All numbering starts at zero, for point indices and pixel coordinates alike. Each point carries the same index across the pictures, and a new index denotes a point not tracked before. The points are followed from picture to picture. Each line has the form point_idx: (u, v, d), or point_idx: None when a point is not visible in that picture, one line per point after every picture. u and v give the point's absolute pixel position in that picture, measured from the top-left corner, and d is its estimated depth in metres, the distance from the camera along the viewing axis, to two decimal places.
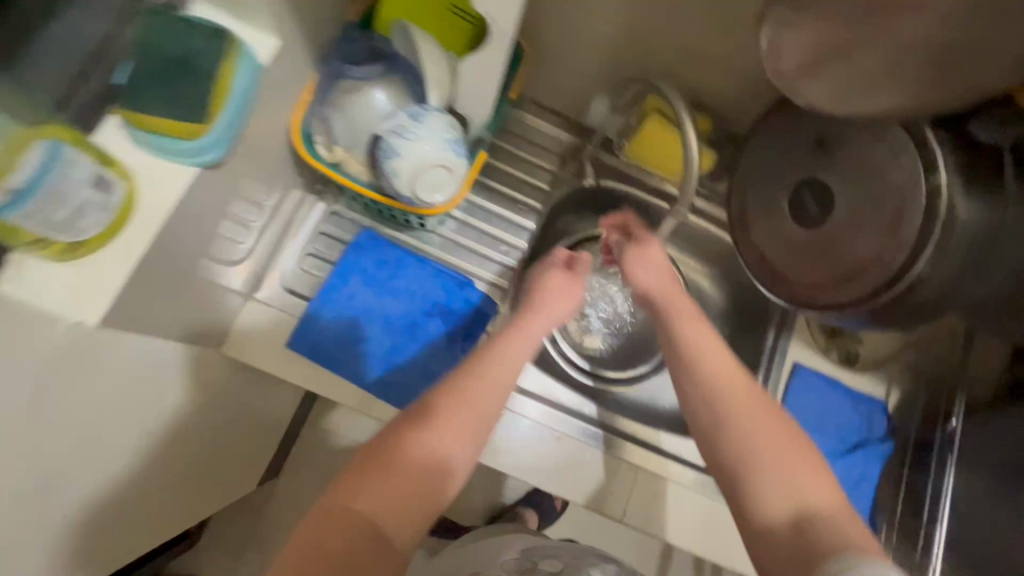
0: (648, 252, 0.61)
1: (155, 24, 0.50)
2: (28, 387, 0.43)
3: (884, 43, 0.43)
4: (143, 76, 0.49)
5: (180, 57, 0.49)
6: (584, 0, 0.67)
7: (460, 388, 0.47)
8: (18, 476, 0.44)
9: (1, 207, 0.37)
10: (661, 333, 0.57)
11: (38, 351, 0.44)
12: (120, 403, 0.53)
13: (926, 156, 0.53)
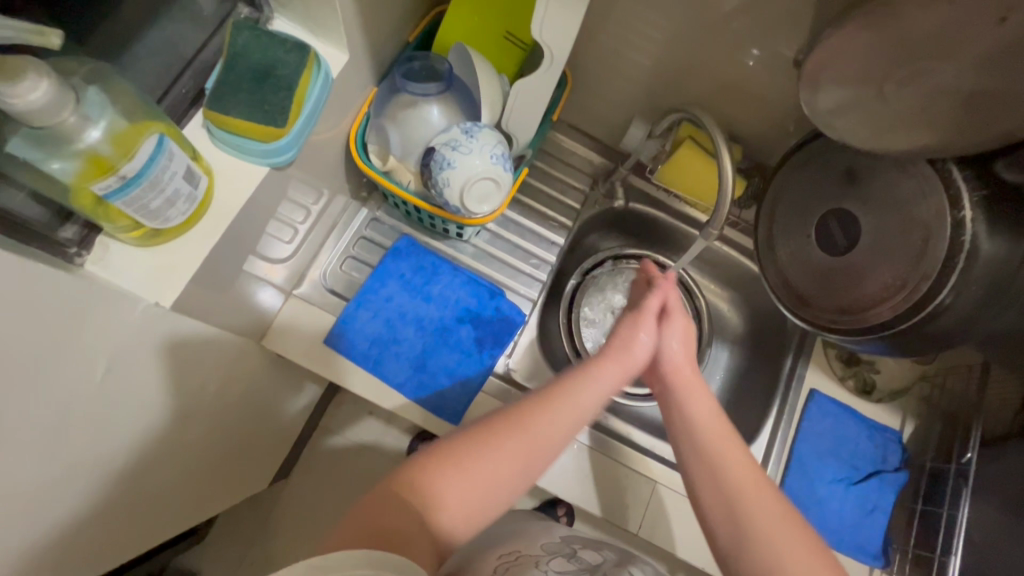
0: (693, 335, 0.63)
1: (245, 35, 0.54)
2: (107, 359, 0.45)
3: (916, 85, 0.47)
4: (229, 81, 0.53)
5: (264, 66, 0.54)
6: (628, 34, 0.72)
7: (501, 447, 0.49)
8: (89, 443, 0.47)
9: (112, 192, 0.41)
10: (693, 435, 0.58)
11: (122, 327, 0.46)
12: (176, 384, 0.56)
13: (951, 190, 0.56)
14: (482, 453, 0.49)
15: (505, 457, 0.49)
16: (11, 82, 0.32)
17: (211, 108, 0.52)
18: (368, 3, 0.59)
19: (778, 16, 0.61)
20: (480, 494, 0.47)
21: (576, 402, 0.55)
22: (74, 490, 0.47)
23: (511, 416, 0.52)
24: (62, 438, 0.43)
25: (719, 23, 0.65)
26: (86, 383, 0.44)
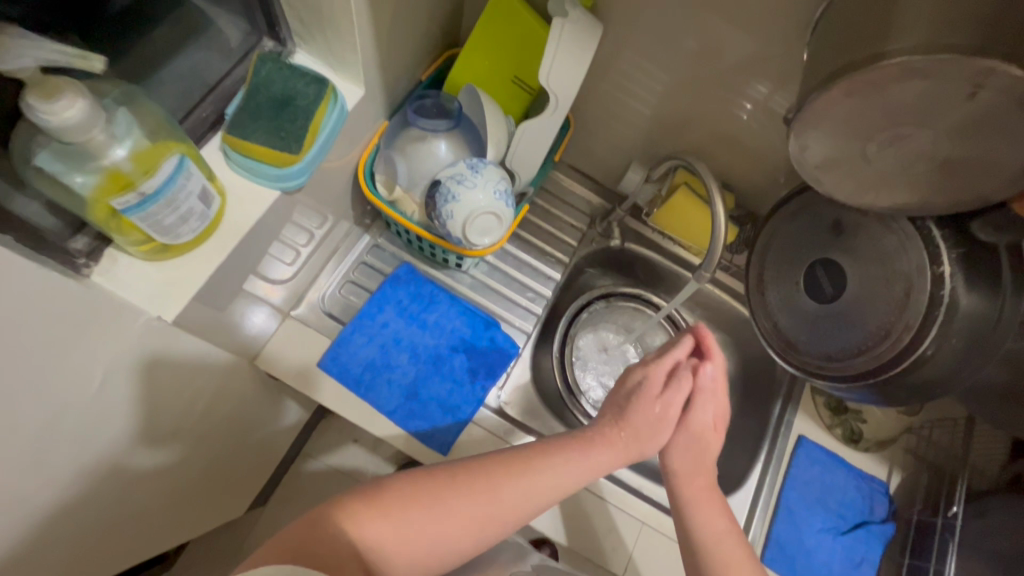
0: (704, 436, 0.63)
1: (268, 66, 0.57)
2: (100, 371, 0.45)
3: (895, 147, 0.51)
4: (249, 108, 0.56)
5: (284, 96, 0.57)
6: (628, 85, 0.76)
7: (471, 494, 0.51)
8: (71, 454, 0.46)
9: (130, 207, 0.42)
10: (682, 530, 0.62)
11: (119, 338, 0.46)
12: (162, 401, 0.55)
13: (929, 244, 0.59)
14: (454, 501, 0.50)
15: (478, 502, 0.51)
16: (47, 100, 0.34)
17: (231, 133, 0.55)
18: (386, 43, 0.62)
19: (769, 74, 0.65)
20: (449, 532, 0.49)
21: (557, 483, 0.55)
22: (49, 505, 0.46)
23: (491, 473, 0.53)
24: (46, 448, 0.43)
25: (715, 79, 0.70)
26: (78, 392, 0.44)
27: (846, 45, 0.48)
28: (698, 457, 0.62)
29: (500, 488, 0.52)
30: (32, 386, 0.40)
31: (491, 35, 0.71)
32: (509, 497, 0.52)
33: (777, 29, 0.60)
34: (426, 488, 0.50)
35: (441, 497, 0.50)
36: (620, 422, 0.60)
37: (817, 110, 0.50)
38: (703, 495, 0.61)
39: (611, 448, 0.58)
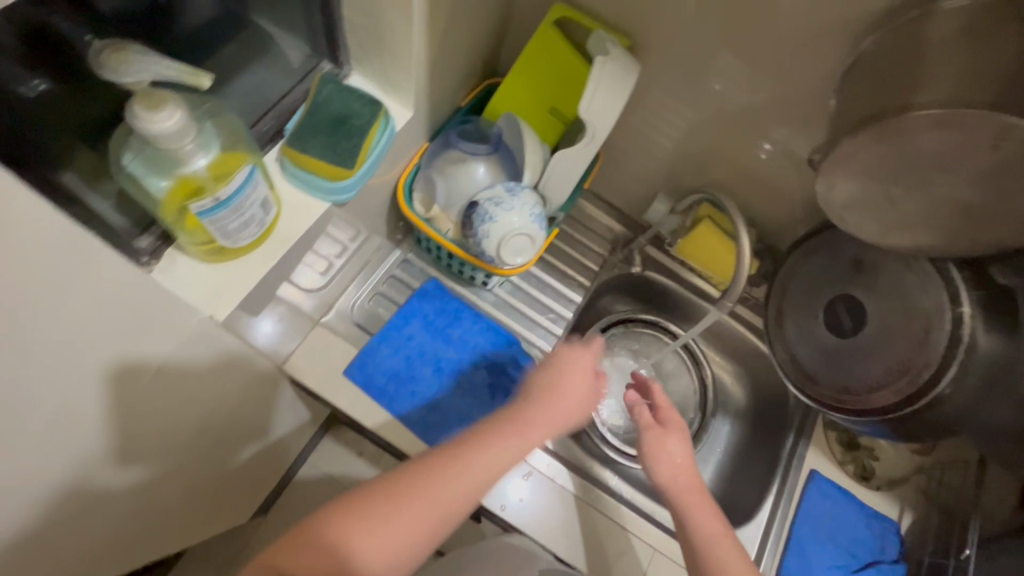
0: (667, 444, 0.67)
1: (329, 87, 0.61)
2: (149, 370, 0.46)
3: (919, 191, 0.54)
4: (309, 125, 0.60)
5: (341, 116, 0.61)
6: (658, 120, 0.80)
7: (420, 492, 0.52)
8: (115, 441, 0.47)
9: (204, 211, 0.45)
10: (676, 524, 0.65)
11: (174, 336, 0.47)
12: (198, 398, 0.56)
13: (950, 285, 0.62)
14: (405, 502, 0.51)
15: (420, 519, 0.51)
16: (151, 110, 0.38)
17: (291, 146, 0.58)
18: (437, 70, 0.66)
19: (795, 118, 0.69)
20: (402, 558, 0.50)
21: (502, 467, 0.55)
22: (95, 489, 0.48)
23: (428, 485, 0.52)
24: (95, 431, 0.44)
25: (742, 119, 0.73)
26: (136, 381, 0.45)
27: (872, 95, 0.52)
28: (668, 459, 0.67)
29: (424, 515, 0.51)
30: (100, 372, 0.41)
31: (533, 68, 0.75)
32: (458, 488, 0.53)
33: (806, 77, 0.64)
34: (367, 515, 0.50)
35: (394, 493, 0.51)
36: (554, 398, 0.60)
37: (845, 152, 0.53)
38: (683, 495, 0.66)
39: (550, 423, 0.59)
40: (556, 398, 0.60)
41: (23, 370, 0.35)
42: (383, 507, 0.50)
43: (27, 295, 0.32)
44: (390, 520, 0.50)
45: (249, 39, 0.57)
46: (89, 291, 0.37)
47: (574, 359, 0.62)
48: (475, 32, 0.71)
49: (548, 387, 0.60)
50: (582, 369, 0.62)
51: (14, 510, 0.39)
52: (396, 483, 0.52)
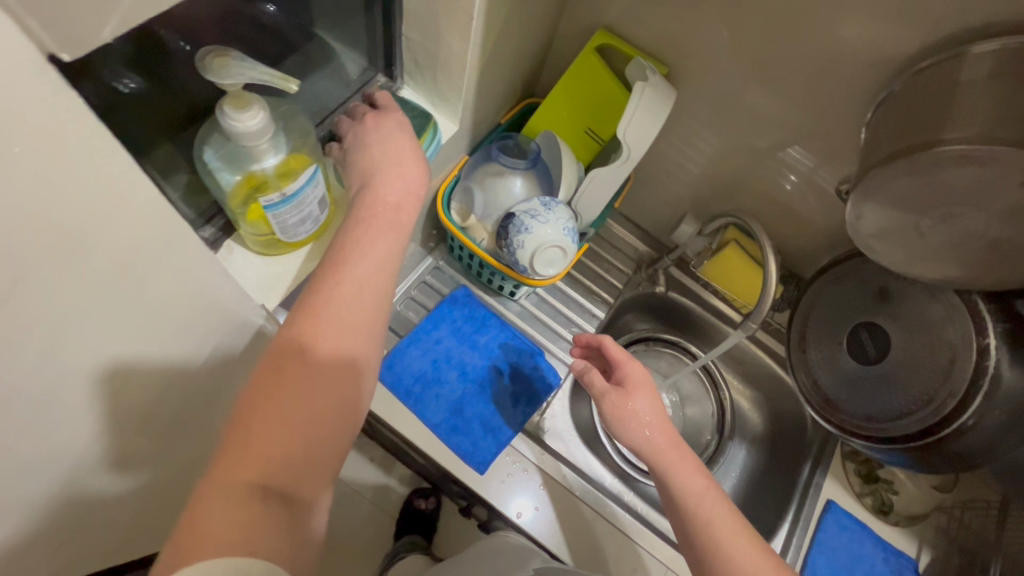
0: (630, 401, 0.67)
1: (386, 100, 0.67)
2: (194, 338, 0.46)
3: (949, 224, 0.55)
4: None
5: None
6: (688, 146, 0.83)
7: (293, 355, 0.42)
8: (171, 414, 0.49)
9: (272, 205, 0.49)
10: (659, 485, 0.63)
11: (216, 294, 0.46)
12: (223, 379, 0.54)
13: (975, 318, 0.63)
14: (293, 372, 0.41)
15: (327, 377, 0.42)
16: (239, 110, 0.43)
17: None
18: (483, 88, 0.70)
19: (823, 151, 0.72)
20: (333, 431, 0.42)
21: (382, 256, 0.49)
22: (149, 458, 0.50)
23: (307, 340, 0.42)
24: (158, 403, 0.46)
25: (771, 150, 0.76)
26: (188, 355, 0.46)
27: (902, 131, 0.54)
28: (638, 420, 0.66)
29: (318, 360, 0.42)
30: (172, 344, 0.44)
31: (573, 90, 0.80)
32: (340, 308, 0.44)
33: (836, 112, 0.67)
34: (261, 402, 0.39)
35: (273, 370, 0.41)
36: (378, 156, 0.55)
37: (876, 182, 0.55)
38: (662, 451, 0.64)
39: (390, 187, 0.53)
40: (383, 157, 0.54)
41: (118, 338, 0.37)
42: (271, 390, 0.40)
43: (133, 268, 0.35)
44: (288, 390, 0.40)
45: (328, 65, 0.61)
46: (175, 270, 0.39)
47: (384, 123, 0.57)
48: (520, 56, 0.75)
49: (373, 153, 0.55)
50: (390, 130, 0.57)
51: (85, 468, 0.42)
52: (265, 372, 0.41)
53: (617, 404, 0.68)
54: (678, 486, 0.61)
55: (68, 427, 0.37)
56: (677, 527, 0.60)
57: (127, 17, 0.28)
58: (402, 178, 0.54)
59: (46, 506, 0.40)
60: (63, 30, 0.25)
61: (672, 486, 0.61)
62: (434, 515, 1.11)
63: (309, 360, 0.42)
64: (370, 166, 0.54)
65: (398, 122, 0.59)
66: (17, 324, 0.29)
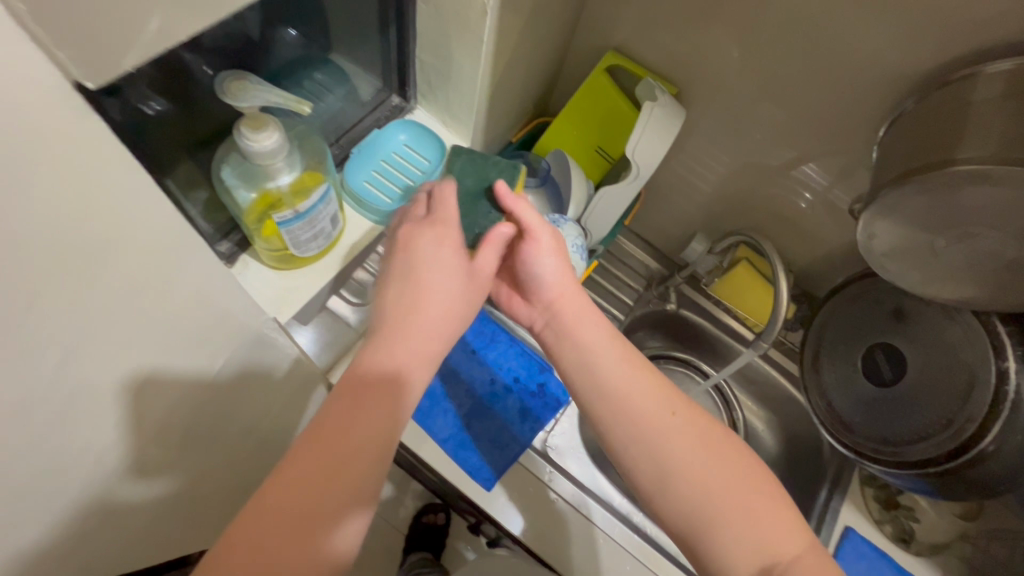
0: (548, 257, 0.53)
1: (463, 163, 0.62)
2: (205, 354, 0.47)
3: (965, 247, 0.55)
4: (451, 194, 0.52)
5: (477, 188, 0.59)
6: (697, 165, 0.84)
7: (287, 489, 0.39)
8: (183, 428, 0.50)
9: (285, 222, 0.50)
10: (566, 350, 0.53)
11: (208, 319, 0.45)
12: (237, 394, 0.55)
13: (994, 342, 0.61)
14: (288, 498, 0.38)
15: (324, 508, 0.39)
16: (255, 130, 0.45)
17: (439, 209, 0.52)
18: (494, 108, 0.72)
19: (834, 170, 0.71)
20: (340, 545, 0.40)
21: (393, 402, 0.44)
22: (160, 476, 0.50)
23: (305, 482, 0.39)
24: (171, 418, 0.47)
25: (783, 168, 0.76)
26: (202, 370, 0.48)
27: (914, 150, 0.54)
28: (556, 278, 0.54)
29: (313, 492, 0.39)
30: (187, 358, 0.45)
31: (582, 110, 0.81)
32: (340, 459, 0.40)
33: (847, 132, 0.67)
34: (250, 513, 0.37)
35: (268, 503, 0.38)
36: (408, 288, 0.48)
37: (889, 202, 0.55)
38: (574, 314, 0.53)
39: (411, 323, 0.47)
40: (401, 299, 0.48)
41: (133, 353, 0.38)
42: (267, 515, 0.37)
43: (150, 283, 0.36)
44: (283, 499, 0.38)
45: (343, 85, 0.63)
46: (188, 288, 0.40)
47: (419, 245, 0.50)
48: (530, 76, 0.77)
49: (389, 294, 0.49)
50: (420, 262, 0.50)
51: (97, 483, 0.42)
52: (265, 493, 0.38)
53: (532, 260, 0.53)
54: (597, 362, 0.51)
55: (85, 438, 0.38)
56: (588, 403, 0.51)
57: (154, 46, 0.29)
58: (425, 316, 0.47)
59: (59, 523, 0.40)
60: (88, 59, 0.26)
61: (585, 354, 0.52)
62: (444, 531, 1.12)
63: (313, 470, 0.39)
64: (396, 304, 0.48)
65: (438, 236, 0.51)
66: (35, 337, 0.30)
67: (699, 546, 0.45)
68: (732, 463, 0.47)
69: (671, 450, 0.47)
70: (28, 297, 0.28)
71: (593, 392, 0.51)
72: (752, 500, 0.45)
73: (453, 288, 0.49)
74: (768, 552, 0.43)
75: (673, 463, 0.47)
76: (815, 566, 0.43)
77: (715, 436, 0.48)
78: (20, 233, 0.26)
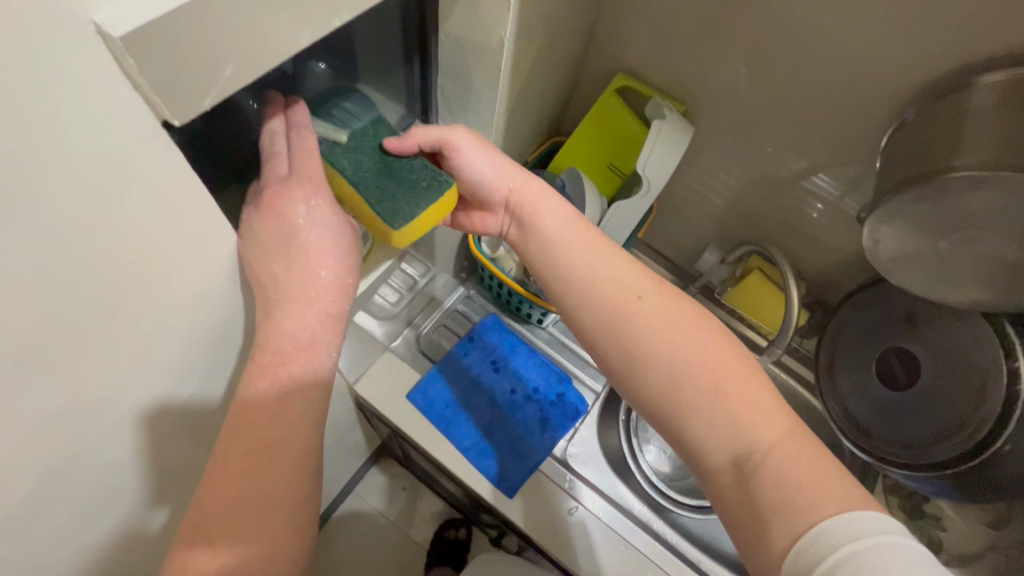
0: (473, 157, 0.55)
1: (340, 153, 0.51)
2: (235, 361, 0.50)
3: (967, 252, 0.56)
4: (380, 208, 0.48)
5: (383, 163, 0.51)
6: (707, 178, 0.87)
7: (228, 479, 0.42)
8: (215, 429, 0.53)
9: None
10: (525, 235, 0.55)
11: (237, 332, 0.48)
12: None
13: (1002, 340, 0.63)
14: (247, 484, 0.43)
15: (261, 487, 0.43)
16: None
17: (390, 226, 0.48)
18: (510, 129, 0.76)
19: (841, 180, 0.74)
20: (283, 517, 0.45)
21: (287, 379, 0.45)
22: (189, 475, 0.53)
23: (242, 469, 0.43)
24: (206, 419, 0.50)
25: (791, 179, 0.78)
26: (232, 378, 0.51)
27: (916, 158, 0.56)
28: (489, 171, 0.55)
29: (257, 482, 0.43)
30: (223, 365, 0.49)
31: (596, 128, 0.85)
32: (253, 441, 0.43)
33: (850, 143, 0.69)
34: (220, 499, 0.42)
35: (221, 488, 0.42)
36: (283, 248, 0.44)
37: (889, 208, 0.57)
38: (518, 196, 0.55)
39: (298, 284, 0.44)
40: (283, 263, 0.44)
41: (179, 356, 0.42)
42: (223, 498, 0.42)
43: (198, 294, 0.40)
44: (230, 481, 0.42)
45: None
46: (226, 301, 0.44)
47: (281, 198, 0.45)
48: (545, 98, 0.81)
49: (262, 263, 0.44)
50: (289, 213, 0.44)
51: (137, 476, 0.46)
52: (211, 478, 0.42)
53: (464, 166, 0.55)
54: (548, 237, 0.53)
55: (142, 431, 0.43)
56: (553, 285, 0.53)
57: (229, 85, 0.32)
58: (312, 268, 0.45)
59: (100, 510, 0.44)
60: (177, 103, 0.29)
61: (542, 236, 0.54)
62: (464, 545, 1.14)
63: (258, 460, 0.43)
64: (278, 270, 0.44)
65: (306, 192, 0.46)
66: (111, 340, 0.35)
67: (684, 430, 0.45)
68: (691, 328, 0.47)
69: (640, 322, 0.47)
70: (108, 305, 0.33)
71: (553, 274, 0.53)
72: (724, 382, 0.44)
73: (331, 238, 0.46)
74: (741, 439, 0.42)
75: (644, 346, 0.46)
76: (790, 455, 0.40)
77: (685, 318, 0.47)
78: (96, 247, 0.30)
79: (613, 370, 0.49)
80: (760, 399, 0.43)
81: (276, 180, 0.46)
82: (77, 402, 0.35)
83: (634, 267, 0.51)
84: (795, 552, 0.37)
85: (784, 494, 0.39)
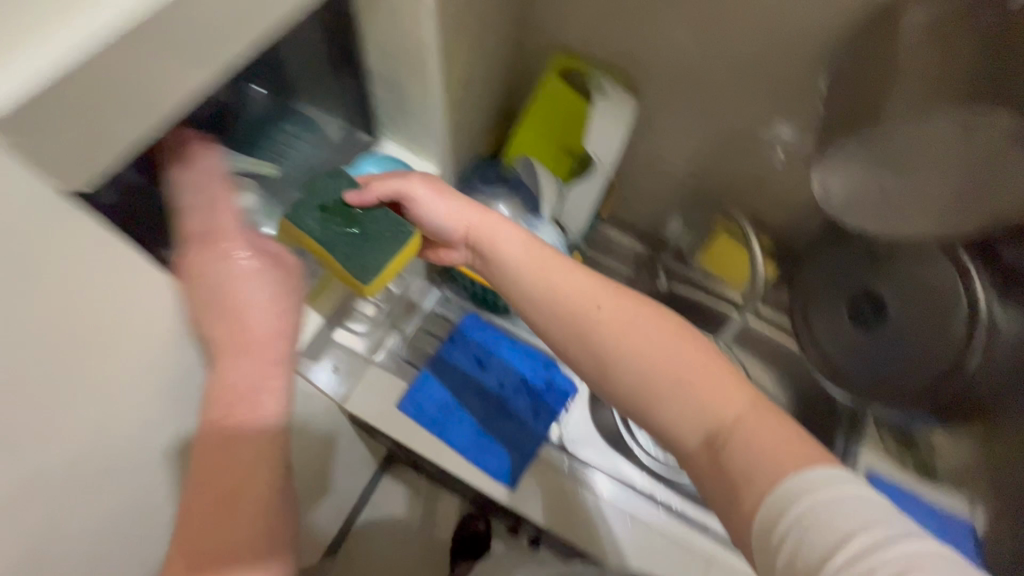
0: (429, 200, 0.57)
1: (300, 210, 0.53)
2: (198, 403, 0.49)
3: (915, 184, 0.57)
4: (352, 266, 0.52)
5: (345, 215, 0.54)
6: (663, 144, 0.87)
7: None
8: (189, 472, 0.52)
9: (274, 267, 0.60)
10: (489, 266, 0.55)
11: (188, 377, 0.47)
12: None
13: (959, 267, 0.68)
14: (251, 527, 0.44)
15: None
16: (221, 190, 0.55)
17: (363, 282, 0.52)
18: (457, 126, 0.75)
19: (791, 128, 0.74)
20: None
21: None
22: (168, 523, 0.52)
23: None
24: (177, 464, 0.49)
25: (744, 133, 0.78)
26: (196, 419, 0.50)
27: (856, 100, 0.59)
28: (448, 208, 0.56)
29: None
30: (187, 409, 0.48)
31: (545, 113, 0.84)
32: None
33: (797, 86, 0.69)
34: None
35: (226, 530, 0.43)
36: (215, 305, 0.46)
37: None
38: (478, 227, 0.55)
39: (235, 338, 0.47)
40: (218, 319, 0.46)
41: (138, 409, 0.42)
42: None
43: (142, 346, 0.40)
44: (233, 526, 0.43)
45: (311, 129, 0.66)
46: (171, 349, 0.43)
47: (203, 256, 0.46)
48: (488, 88, 0.80)
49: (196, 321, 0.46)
50: (213, 270, 0.46)
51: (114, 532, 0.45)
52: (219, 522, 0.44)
53: (421, 210, 0.57)
54: (511, 262, 0.53)
55: (114, 488, 0.42)
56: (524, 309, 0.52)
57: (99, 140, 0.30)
58: (246, 321, 0.47)
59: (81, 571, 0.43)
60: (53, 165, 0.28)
61: (503, 263, 0.54)
62: (485, 538, 1.14)
63: None
64: (213, 325, 0.46)
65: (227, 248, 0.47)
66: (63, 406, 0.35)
67: (648, 408, 0.45)
68: (651, 320, 0.47)
69: (601, 328, 0.47)
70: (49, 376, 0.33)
71: (522, 297, 0.52)
72: (681, 364, 0.44)
73: (262, 289, 0.48)
74: (703, 407, 0.43)
75: (600, 338, 0.47)
76: (755, 426, 0.41)
77: (643, 315, 0.47)
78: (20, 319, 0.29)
79: (581, 365, 0.49)
80: (719, 374, 0.44)
81: (195, 233, 0.47)
82: (42, 470, 0.35)
83: (593, 277, 0.50)
84: (767, 507, 0.38)
85: (750, 458, 0.39)
